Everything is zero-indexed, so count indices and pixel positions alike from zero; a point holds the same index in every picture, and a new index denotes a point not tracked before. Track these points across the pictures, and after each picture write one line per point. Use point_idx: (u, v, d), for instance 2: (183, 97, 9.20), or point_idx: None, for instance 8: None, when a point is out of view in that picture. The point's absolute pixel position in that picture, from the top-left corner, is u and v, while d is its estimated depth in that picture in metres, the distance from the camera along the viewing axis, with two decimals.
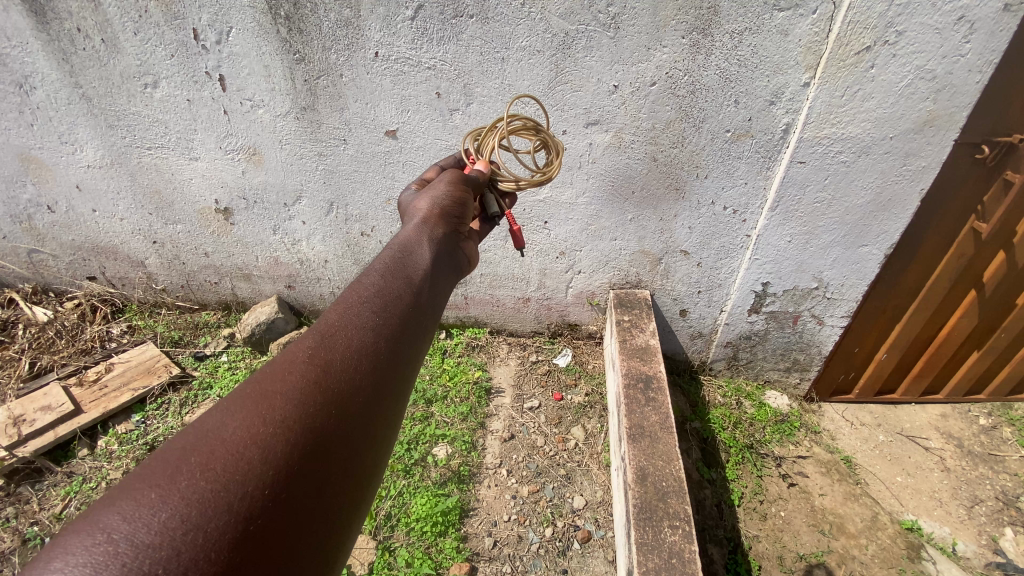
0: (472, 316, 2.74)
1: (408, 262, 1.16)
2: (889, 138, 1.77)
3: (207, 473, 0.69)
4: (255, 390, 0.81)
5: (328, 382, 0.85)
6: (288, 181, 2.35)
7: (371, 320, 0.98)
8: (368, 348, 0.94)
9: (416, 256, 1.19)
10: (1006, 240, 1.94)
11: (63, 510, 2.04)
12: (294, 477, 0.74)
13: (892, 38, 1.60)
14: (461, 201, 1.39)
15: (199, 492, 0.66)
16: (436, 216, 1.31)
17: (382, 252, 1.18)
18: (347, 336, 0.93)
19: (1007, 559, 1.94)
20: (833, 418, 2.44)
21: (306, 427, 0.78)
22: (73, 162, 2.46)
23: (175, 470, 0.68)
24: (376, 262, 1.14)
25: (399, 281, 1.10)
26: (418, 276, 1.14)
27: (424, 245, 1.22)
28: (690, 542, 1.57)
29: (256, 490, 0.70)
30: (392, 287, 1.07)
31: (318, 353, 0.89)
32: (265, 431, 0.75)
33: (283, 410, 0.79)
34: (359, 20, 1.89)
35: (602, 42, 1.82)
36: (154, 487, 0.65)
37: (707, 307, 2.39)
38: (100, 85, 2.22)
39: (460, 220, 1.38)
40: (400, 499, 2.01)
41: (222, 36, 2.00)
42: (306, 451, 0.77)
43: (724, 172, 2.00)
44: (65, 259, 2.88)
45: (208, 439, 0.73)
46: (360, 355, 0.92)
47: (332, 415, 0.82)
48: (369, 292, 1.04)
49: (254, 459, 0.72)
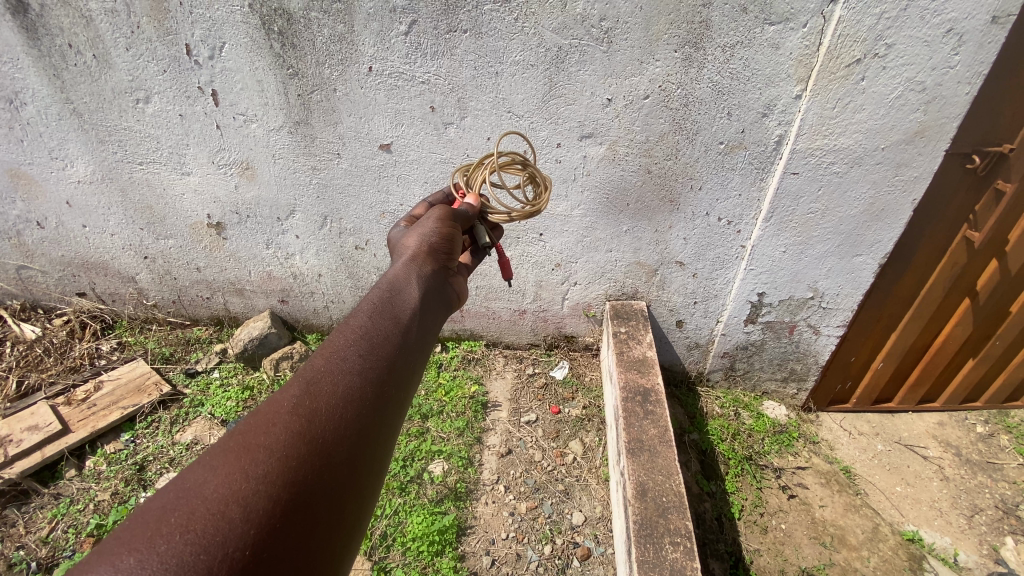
0: (468, 329, 2.72)
1: (396, 301, 1.14)
2: (880, 149, 1.78)
3: (188, 534, 0.67)
4: (238, 443, 0.79)
5: (312, 433, 0.83)
6: (281, 196, 2.34)
7: (357, 364, 0.96)
8: (354, 394, 0.91)
9: (403, 295, 1.17)
10: (999, 249, 1.95)
11: (49, 533, 1.99)
12: (276, 536, 0.72)
13: (882, 51, 1.62)
14: (450, 236, 1.37)
15: (179, 557, 0.65)
16: (424, 253, 1.30)
17: (370, 291, 1.16)
18: (333, 382, 0.91)
19: (1008, 569, 1.93)
20: (831, 428, 2.43)
21: (288, 482, 0.76)
22: (64, 177, 2.44)
23: (155, 532, 0.66)
24: (364, 302, 1.12)
25: (386, 321, 1.08)
26: (406, 315, 1.12)
27: (412, 283, 1.21)
28: (691, 559, 1.55)
29: (236, 551, 0.68)
30: (379, 328, 1.05)
31: (302, 402, 0.86)
32: (248, 487, 0.73)
33: (266, 464, 0.76)
34: (353, 35, 1.89)
35: (595, 56, 1.83)
36: (134, 551, 0.64)
37: (703, 317, 2.38)
38: (91, 100, 2.20)
39: (448, 255, 1.36)
40: (396, 518, 1.97)
41: (215, 51, 2.00)
42: (288, 508, 0.74)
43: (718, 184, 2.01)
44: (54, 276, 2.83)
45: (188, 498, 0.71)
46: (346, 401, 0.89)
47: (315, 467, 0.80)
48: (356, 335, 1.02)
49: (236, 518, 0.70)
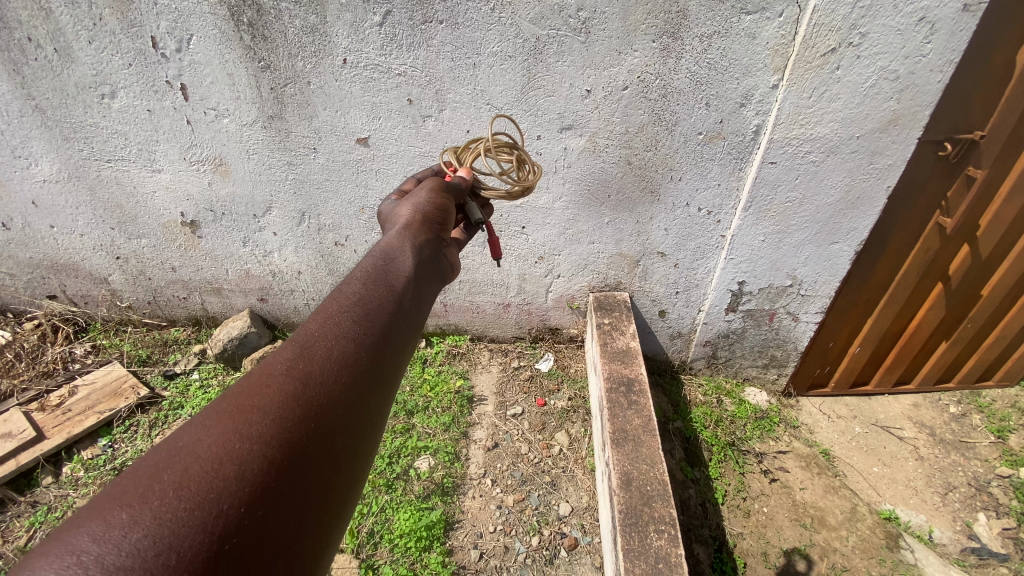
0: (452, 324, 2.70)
1: (389, 269, 1.13)
2: (855, 138, 1.81)
3: (182, 490, 0.65)
4: (231, 404, 0.77)
5: (308, 394, 0.81)
6: (256, 192, 2.29)
7: (351, 330, 0.94)
8: (348, 358, 0.90)
9: (397, 263, 1.15)
10: (970, 234, 2.00)
11: (28, 542, 1.94)
12: (271, 493, 0.70)
13: (856, 40, 1.63)
14: (442, 208, 1.36)
15: (174, 511, 0.63)
16: (417, 223, 1.28)
17: (362, 260, 1.14)
18: (326, 346, 0.89)
19: (982, 544, 2.00)
20: (811, 412, 2.49)
21: (283, 441, 0.75)
22: (29, 177, 2.35)
23: (148, 488, 0.64)
24: (357, 270, 1.10)
25: (380, 288, 1.06)
26: (399, 283, 1.11)
27: (406, 252, 1.19)
28: (676, 546, 1.57)
29: (232, 508, 0.66)
30: (372, 295, 1.04)
31: (297, 364, 0.85)
32: (242, 446, 0.72)
33: (258, 426, 0.75)
34: (325, 26, 1.84)
35: (574, 47, 1.81)
36: (125, 507, 0.62)
37: (685, 307, 2.40)
38: (54, 96, 2.12)
39: (441, 227, 1.34)
40: (383, 515, 1.97)
41: (183, 44, 1.94)
42: (284, 467, 0.73)
43: (697, 174, 2.02)
44: (23, 278, 2.74)
45: (183, 456, 0.69)
46: (340, 365, 0.88)
47: (311, 427, 0.78)
48: (349, 302, 1.00)
49: (230, 476, 0.68)
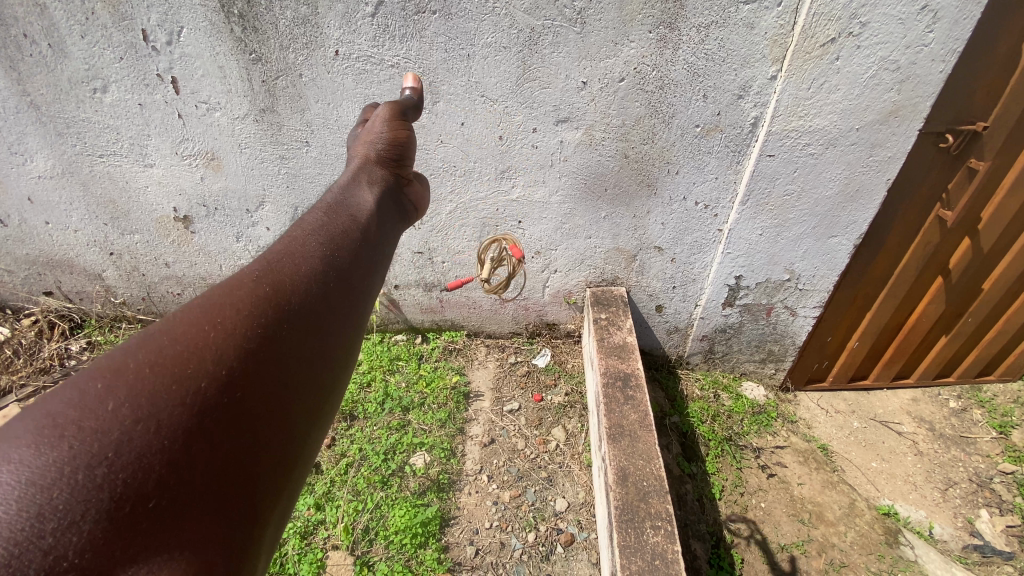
0: (448, 319, 2.68)
1: (363, 192, 1.06)
2: (855, 130, 1.79)
3: (157, 368, 0.63)
4: (204, 301, 0.74)
5: (283, 295, 0.78)
6: (249, 187, 2.26)
7: (326, 241, 0.89)
8: (324, 267, 0.86)
9: (370, 190, 1.08)
10: (971, 227, 1.98)
11: None
12: (249, 383, 0.68)
13: (856, 30, 1.61)
14: (407, 139, 1.23)
15: (149, 387, 0.61)
16: (382, 156, 1.18)
17: (331, 184, 1.06)
18: (302, 254, 0.85)
19: (983, 540, 1.99)
20: (809, 407, 2.47)
21: (260, 335, 0.72)
22: (26, 173, 2.33)
23: (121, 365, 0.63)
24: (327, 193, 1.03)
25: (356, 208, 1.00)
26: (373, 206, 1.04)
27: (374, 182, 1.11)
28: (672, 542, 1.56)
29: (208, 390, 0.65)
30: (348, 213, 0.98)
31: (272, 271, 0.81)
32: (216, 336, 0.69)
33: (213, 350, 0.68)
34: (317, 17, 1.82)
35: (569, 38, 1.79)
36: (100, 378, 0.61)
37: (683, 301, 2.38)
38: (49, 92, 2.10)
39: (409, 160, 1.24)
40: (378, 512, 1.96)
41: (173, 36, 1.91)
42: (261, 358, 0.71)
43: (694, 167, 1.99)
44: (18, 275, 2.72)
45: (157, 339, 0.67)
46: (317, 271, 0.84)
47: (287, 327, 0.75)
48: (324, 218, 0.95)
49: (205, 360, 0.66)
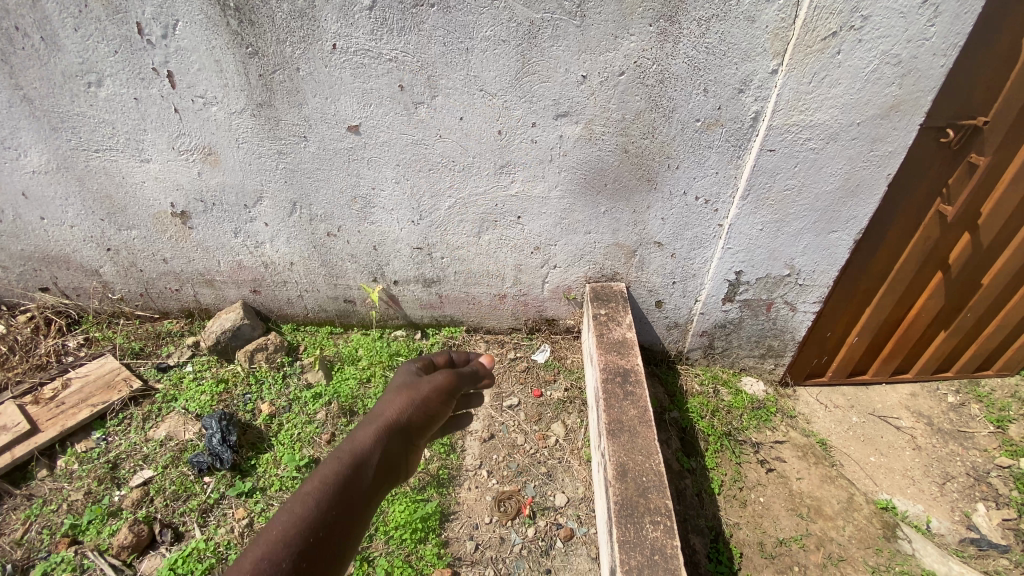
0: (448, 315, 2.67)
1: (368, 470, 1.06)
2: (856, 124, 1.78)
3: None
4: None
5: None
6: (247, 182, 2.25)
7: (322, 514, 0.94)
8: (310, 542, 0.90)
9: (374, 467, 1.07)
10: (971, 223, 1.98)
11: (24, 536, 1.93)
12: None
13: (858, 23, 1.60)
14: (432, 413, 1.22)
15: None
16: (401, 427, 1.15)
17: (336, 455, 1.05)
18: (294, 534, 0.89)
19: (980, 534, 2.00)
20: (808, 402, 2.48)
21: None
22: (19, 168, 2.31)
23: None
24: (331, 462, 1.03)
25: (356, 498, 1.00)
26: (371, 470, 1.06)
27: (382, 459, 1.09)
28: (672, 538, 1.57)
29: None
30: (346, 516, 0.98)
31: (262, 554, 0.85)
32: None
33: None
34: (314, 10, 1.80)
35: (569, 31, 1.77)
36: None
37: (682, 297, 2.38)
38: (42, 86, 2.07)
39: (425, 436, 1.21)
40: (378, 507, 1.96)
41: (168, 30, 1.89)
42: None
43: (695, 162, 1.98)
44: (15, 271, 2.71)
45: None
46: (303, 548, 0.89)
47: None
48: (320, 494, 0.97)
49: None
